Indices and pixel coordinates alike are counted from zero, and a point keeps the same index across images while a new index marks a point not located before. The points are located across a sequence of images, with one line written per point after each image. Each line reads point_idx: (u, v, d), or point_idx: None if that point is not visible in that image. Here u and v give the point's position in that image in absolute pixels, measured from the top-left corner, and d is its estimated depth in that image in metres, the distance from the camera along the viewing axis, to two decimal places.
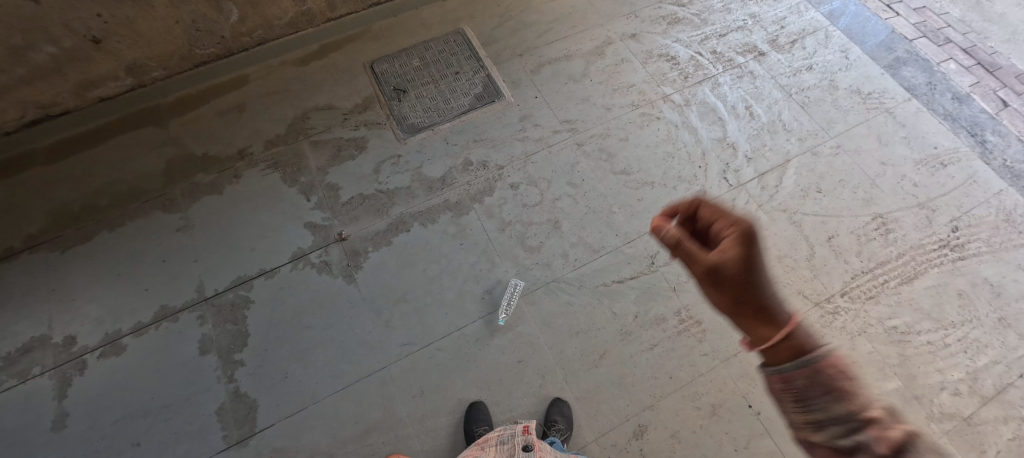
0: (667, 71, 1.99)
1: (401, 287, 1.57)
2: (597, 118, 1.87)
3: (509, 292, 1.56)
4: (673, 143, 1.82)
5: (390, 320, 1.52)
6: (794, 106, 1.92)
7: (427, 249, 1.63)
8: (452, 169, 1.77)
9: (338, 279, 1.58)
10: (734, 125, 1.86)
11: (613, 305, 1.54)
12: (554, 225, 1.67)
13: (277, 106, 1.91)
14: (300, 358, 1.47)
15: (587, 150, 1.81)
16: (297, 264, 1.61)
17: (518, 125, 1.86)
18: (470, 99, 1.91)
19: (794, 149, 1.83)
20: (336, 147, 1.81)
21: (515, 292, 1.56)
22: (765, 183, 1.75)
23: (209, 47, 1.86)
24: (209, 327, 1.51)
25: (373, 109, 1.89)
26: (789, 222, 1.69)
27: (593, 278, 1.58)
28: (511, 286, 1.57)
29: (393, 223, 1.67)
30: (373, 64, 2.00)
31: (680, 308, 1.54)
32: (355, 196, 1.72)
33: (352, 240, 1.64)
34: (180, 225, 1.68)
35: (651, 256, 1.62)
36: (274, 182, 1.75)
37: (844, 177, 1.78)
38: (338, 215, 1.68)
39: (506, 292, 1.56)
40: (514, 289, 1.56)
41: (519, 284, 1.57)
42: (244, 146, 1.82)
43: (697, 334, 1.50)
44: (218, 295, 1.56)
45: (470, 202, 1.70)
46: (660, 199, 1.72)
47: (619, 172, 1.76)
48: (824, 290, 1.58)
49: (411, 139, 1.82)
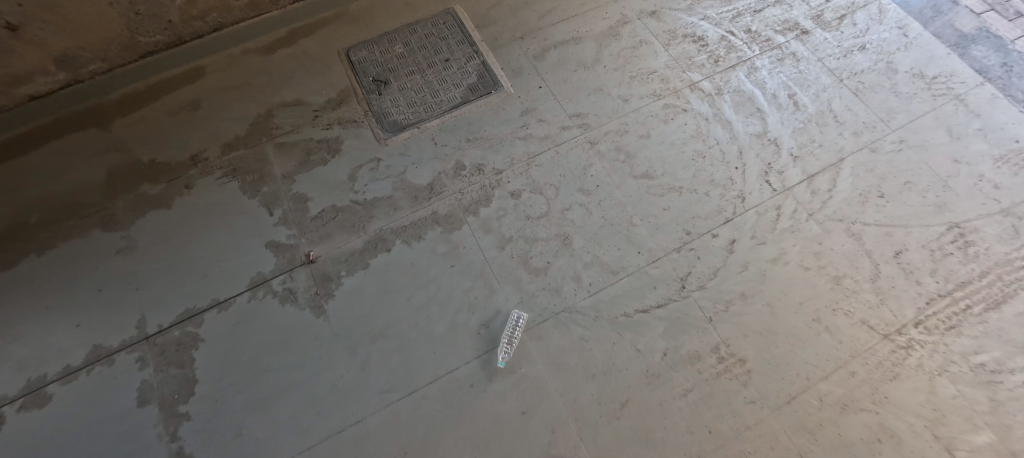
0: (694, 54, 1.69)
1: (380, 320, 1.30)
2: (613, 111, 1.58)
3: (510, 327, 1.28)
4: (704, 140, 1.53)
5: (367, 362, 1.26)
6: (846, 93, 1.63)
7: (412, 273, 1.35)
8: (442, 174, 1.49)
9: (305, 311, 1.31)
10: (776, 117, 1.57)
11: (637, 340, 1.26)
12: (564, 240, 1.39)
13: (238, 101, 1.63)
14: (258, 409, 1.21)
15: (602, 149, 1.52)
16: (255, 293, 1.34)
17: (519, 120, 1.57)
18: (462, 90, 1.62)
19: (848, 144, 1.54)
20: (305, 150, 1.53)
21: (520, 327, 1.28)
22: (815, 186, 1.47)
23: (155, 34, 1.58)
24: (150, 371, 1.26)
25: (349, 104, 1.61)
26: (847, 234, 1.40)
27: (612, 307, 1.30)
28: (514, 319, 1.29)
29: (371, 240, 1.40)
30: (350, 51, 1.71)
31: (719, 343, 1.26)
32: (326, 208, 1.44)
33: (322, 262, 1.37)
34: (121, 246, 1.42)
35: (681, 278, 1.34)
36: (232, 193, 1.48)
37: (909, 178, 1.49)
38: (306, 232, 1.41)
39: (507, 327, 1.28)
40: (517, 323, 1.28)
41: (524, 316, 1.29)
42: (198, 151, 1.55)
43: (741, 377, 1.23)
44: (162, 332, 1.31)
45: (463, 215, 1.43)
46: (691, 207, 1.43)
47: (640, 175, 1.48)
48: (893, 319, 1.30)
49: (393, 140, 1.54)
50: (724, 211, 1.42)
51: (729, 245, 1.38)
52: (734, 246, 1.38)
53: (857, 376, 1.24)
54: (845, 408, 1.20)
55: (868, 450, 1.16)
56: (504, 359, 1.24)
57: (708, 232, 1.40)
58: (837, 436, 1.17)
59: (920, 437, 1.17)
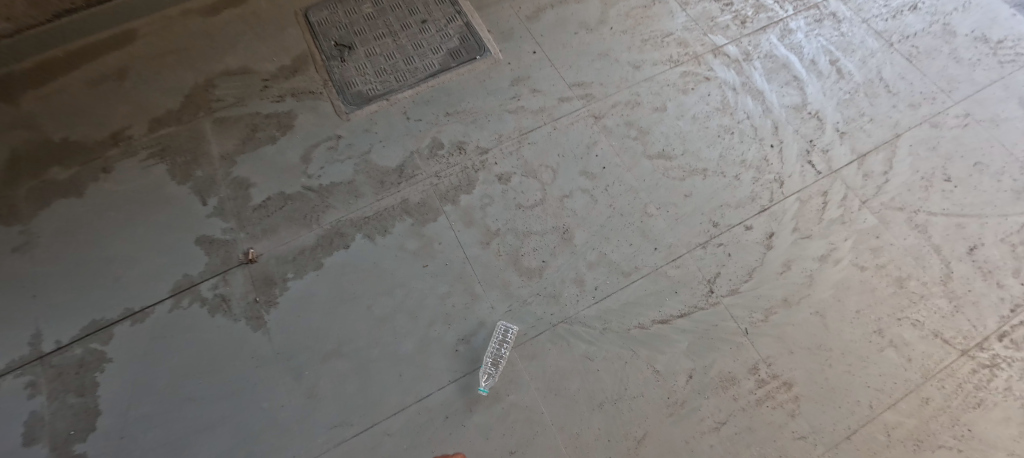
0: (717, 14, 1.43)
1: (333, 334, 1.03)
2: (621, 80, 1.32)
3: (495, 343, 1.01)
4: (731, 114, 1.27)
5: (315, 389, 0.99)
6: (898, 59, 1.37)
7: (375, 275, 1.09)
8: (414, 154, 1.23)
9: (240, 323, 1.05)
10: (817, 87, 1.31)
11: (656, 359, 1.00)
12: (563, 235, 1.13)
13: (173, 70, 1.36)
14: (174, 450, 0.95)
15: (609, 124, 1.26)
16: (179, 301, 1.08)
17: (509, 90, 1.31)
18: (441, 56, 1.35)
19: (904, 119, 1.28)
20: (250, 126, 1.27)
21: (508, 343, 1.02)
22: (868, 168, 1.21)
23: None
24: (42, 400, 0.99)
25: (305, 72, 1.34)
26: (909, 225, 1.15)
27: (624, 317, 1.04)
28: (501, 334, 1.03)
29: (326, 235, 1.13)
30: (309, 12, 1.44)
31: (758, 362, 1.00)
32: (271, 196, 1.18)
33: (264, 262, 1.11)
34: (18, 243, 1.15)
35: (709, 281, 1.08)
36: (158, 178, 1.22)
37: (979, 158, 1.23)
38: (246, 225, 1.15)
39: (492, 343, 1.02)
40: (505, 338, 1.02)
41: (513, 329, 1.03)
42: (121, 128, 1.28)
43: (787, 406, 0.97)
44: (60, 351, 1.04)
45: (439, 203, 1.16)
46: (718, 194, 1.17)
47: (655, 155, 1.22)
48: (972, 331, 1.05)
49: (357, 114, 1.28)
50: (759, 198, 1.16)
51: (766, 240, 1.12)
52: (773, 240, 1.12)
53: (932, 403, 0.98)
54: (919, 445, 0.95)
55: None
56: (487, 384, 0.98)
57: (740, 224, 1.14)
58: None
59: None
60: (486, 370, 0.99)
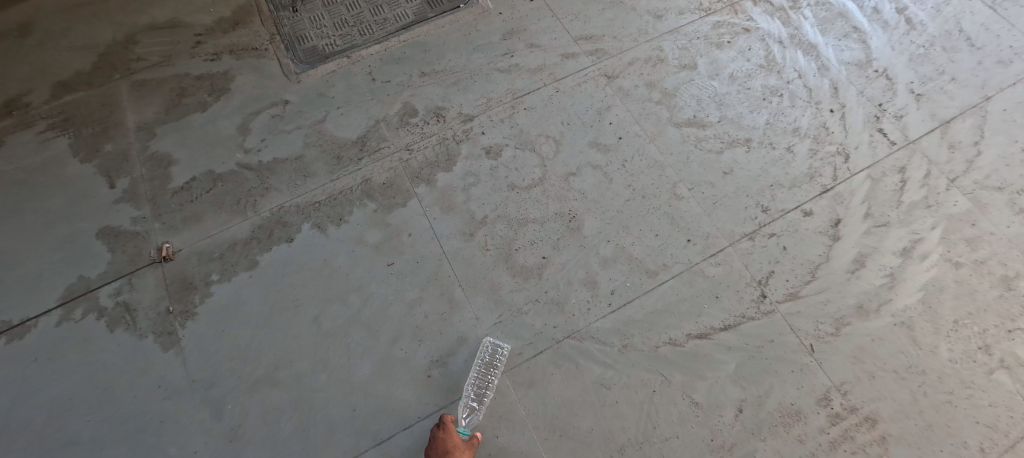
0: None
1: (267, 356, 0.79)
2: (639, 32, 1.06)
3: (480, 367, 0.76)
4: (778, 72, 1.02)
5: (239, 430, 0.74)
6: (980, 7, 1.11)
7: (324, 276, 0.84)
8: (381, 124, 0.97)
9: (147, 341, 0.80)
10: (883, 40, 1.06)
11: (694, 388, 0.76)
12: (570, 223, 0.88)
13: (87, 24, 1.11)
14: None
15: (625, 86, 1.01)
16: (70, 312, 0.83)
17: (501, 45, 1.05)
18: (417, 4, 1.09)
19: (993, 78, 1.03)
20: (177, 91, 1.02)
21: (497, 366, 0.77)
22: (954, 138, 0.96)
23: None
24: None
25: (248, 25, 1.08)
26: (1013, 210, 0.89)
27: (650, 330, 0.80)
28: (487, 354, 0.77)
29: (264, 225, 0.88)
30: None
31: (830, 391, 0.76)
32: (198, 177, 0.93)
33: (183, 260, 0.86)
34: None
35: (760, 282, 0.83)
36: (57, 155, 0.96)
37: None
38: (164, 213, 0.90)
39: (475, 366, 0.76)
40: (494, 361, 0.77)
41: (503, 347, 0.78)
42: (17, 94, 1.03)
43: (872, 451, 0.72)
44: None
45: (411, 184, 0.91)
46: (767, 171, 0.92)
47: (685, 123, 0.97)
48: None
49: (310, 74, 1.02)
50: (819, 175, 0.91)
51: (831, 229, 0.87)
52: (840, 230, 0.87)
53: None
54: None
55: None
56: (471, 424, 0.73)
57: (796, 208, 0.89)
58: None
59: None
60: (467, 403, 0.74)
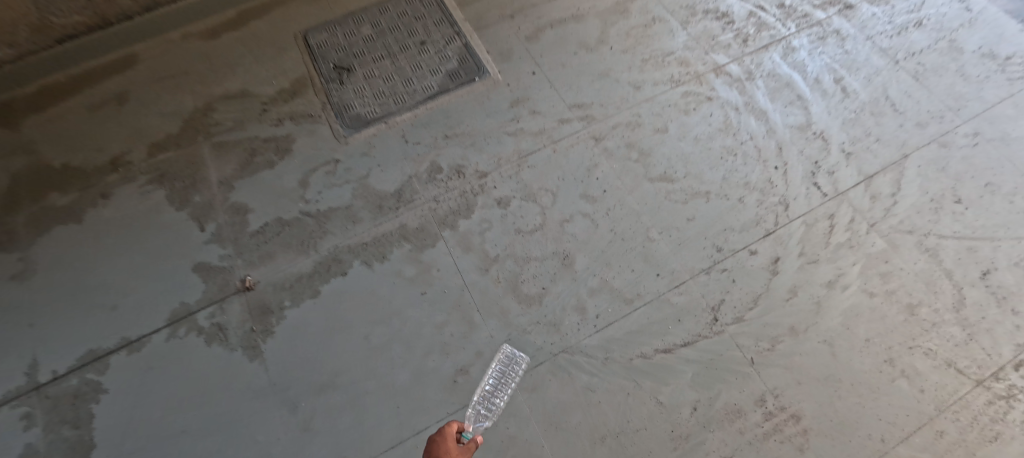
0: (719, 32, 1.41)
1: (329, 366, 1.02)
2: (621, 100, 1.31)
3: (499, 369, 1.00)
4: (734, 135, 1.25)
5: (310, 422, 0.97)
6: (904, 77, 1.34)
7: (371, 303, 1.08)
8: (413, 179, 1.21)
9: (236, 354, 1.03)
10: (821, 106, 1.29)
11: (660, 391, 0.98)
12: (564, 260, 1.11)
13: (173, 94, 1.36)
14: None
15: (609, 147, 1.24)
16: (176, 330, 1.06)
17: (508, 112, 1.30)
18: (440, 78, 1.35)
19: (912, 138, 1.25)
20: (249, 151, 1.26)
21: (514, 369, 1.00)
22: (876, 190, 1.18)
23: (72, 15, 1.32)
24: (37, 433, 0.99)
25: (304, 95, 1.34)
26: (920, 249, 1.12)
27: (626, 347, 1.02)
28: (506, 359, 1.01)
29: (323, 261, 1.12)
30: (308, 34, 1.44)
31: (765, 395, 0.98)
32: (269, 222, 1.17)
33: (261, 289, 1.10)
34: (16, 270, 1.15)
35: (713, 308, 1.05)
36: (156, 204, 1.21)
37: (991, 179, 1.20)
38: (243, 251, 1.14)
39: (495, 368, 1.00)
40: (510, 365, 1.00)
41: (519, 355, 1.01)
42: (120, 153, 1.28)
43: (796, 440, 0.94)
44: (56, 381, 1.03)
45: (438, 229, 1.15)
46: (722, 218, 1.15)
47: (657, 178, 1.20)
48: (987, 360, 1.02)
49: (355, 137, 1.27)
50: (763, 221, 1.14)
51: (772, 265, 1.10)
52: (779, 265, 1.09)
53: (948, 437, 0.95)
54: None
55: None
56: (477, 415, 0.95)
57: (745, 249, 1.11)
58: None
59: None
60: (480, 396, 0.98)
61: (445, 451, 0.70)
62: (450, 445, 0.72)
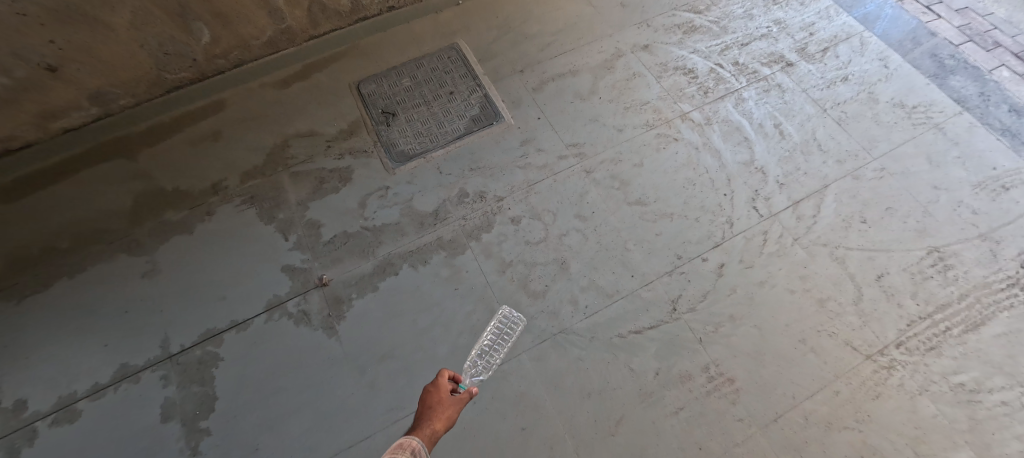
0: (685, 85, 1.79)
1: (387, 341, 1.38)
2: (607, 140, 1.68)
3: (502, 322, 1.39)
4: (694, 169, 1.62)
5: (375, 381, 1.33)
6: (830, 122, 1.70)
7: (417, 295, 1.43)
8: (446, 201, 1.58)
9: (318, 333, 1.40)
10: (763, 146, 1.66)
11: (631, 361, 1.34)
12: (561, 265, 1.47)
13: (256, 132, 1.74)
14: (272, 427, 1.28)
15: (597, 177, 1.61)
16: (272, 315, 1.43)
17: (519, 149, 1.67)
18: (466, 121, 1.72)
19: (832, 172, 1.61)
20: (319, 179, 1.63)
21: (514, 322, 1.39)
22: (801, 212, 1.54)
23: (180, 71, 1.70)
24: (173, 388, 1.35)
25: (359, 135, 1.71)
26: (832, 258, 1.47)
27: (607, 329, 1.38)
28: (506, 315, 1.40)
29: (380, 264, 1.49)
30: (360, 85, 1.81)
31: (709, 364, 1.33)
32: (337, 234, 1.54)
33: (334, 285, 1.46)
34: (144, 270, 1.51)
35: (673, 301, 1.41)
36: (249, 219, 1.58)
37: (892, 204, 1.56)
38: (319, 256, 1.50)
39: (496, 323, 1.39)
40: (511, 319, 1.39)
41: (517, 313, 1.40)
42: (218, 180, 1.65)
43: (730, 396, 1.30)
44: (184, 352, 1.39)
45: (466, 240, 1.51)
46: (682, 233, 1.51)
47: (634, 202, 1.56)
48: (876, 340, 1.37)
49: (401, 169, 1.64)
50: (714, 236, 1.50)
51: (719, 269, 1.46)
52: (724, 269, 1.46)
53: (841, 394, 1.30)
54: (830, 426, 1.26)
55: None
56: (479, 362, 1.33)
57: (698, 257, 1.47)
58: (823, 454, 1.23)
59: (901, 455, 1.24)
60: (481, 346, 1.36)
61: (437, 401, 0.92)
62: (441, 396, 0.94)
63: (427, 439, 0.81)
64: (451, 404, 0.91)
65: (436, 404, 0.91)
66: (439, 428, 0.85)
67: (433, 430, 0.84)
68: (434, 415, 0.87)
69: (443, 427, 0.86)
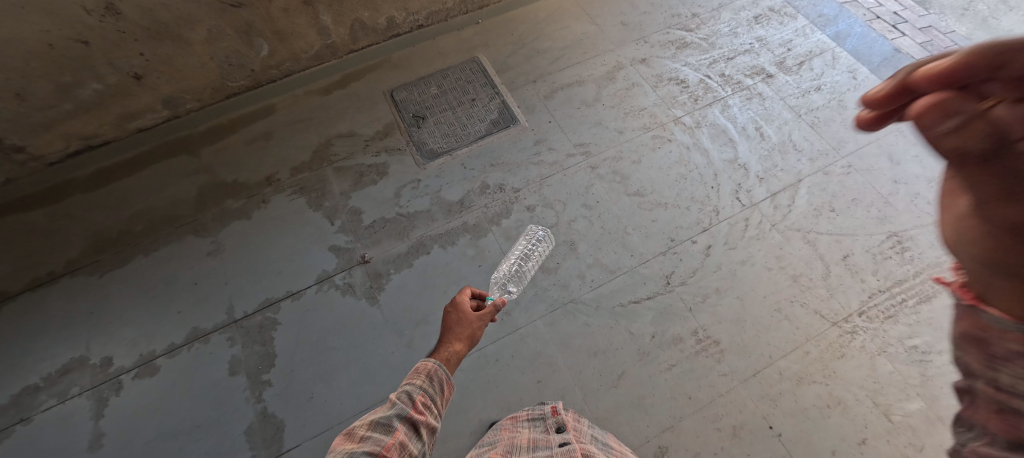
0: (677, 94, 2.04)
1: (422, 308, 1.61)
2: (610, 141, 1.92)
3: (529, 241, 1.71)
4: (685, 165, 1.86)
5: (412, 342, 1.56)
6: (804, 126, 1.95)
7: (447, 271, 1.67)
8: (470, 192, 1.82)
9: (362, 301, 1.63)
10: (746, 146, 1.90)
11: (631, 325, 1.56)
12: (570, 246, 1.70)
13: (303, 133, 1.99)
14: (325, 379, 1.51)
15: (601, 172, 1.85)
16: (322, 287, 1.66)
17: (533, 148, 1.92)
18: (486, 124, 1.97)
19: (805, 168, 1.85)
20: (359, 173, 1.88)
21: (539, 240, 1.71)
22: (778, 202, 1.78)
23: (239, 80, 1.97)
24: (239, 348, 1.57)
25: (394, 135, 1.96)
26: (804, 241, 1.70)
27: (610, 299, 1.61)
28: (533, 234, 1.73)
29: (414, 245, 1.72)
30: (393, 92, 2.07)
31: (697, 328, 1.56)
32: (376, 220, 1.78)
33: (374, 262, 1.69)
34: (210, 249, 1.75)
35: (667, 276, 1.64)
36: (300, 207, 1.82)
37: (858, 196, 1.79)
38: (361, 238, 1.74)
39: (524, 242, 1.71)
40: (536, 238, 1.72)
41: (542, 233, 1.73)
42: (271, 173, 1.90)
43: (715, 355, 1.52)
44: (247, 317, 1.62)
45: (488, 225, 1.75)
46: (674, 220, 1.75)
47: (633, 193, 1.80)
48: (841, 310, 1.59)
49: (431, 164, 1.88)
50: (702, 222, 1.74)
51: (706, 250, 1.69)
52: (710, 250, 1.69)
53: (811, 354, 1.52)
54: (801, 380, 1.48)
55: (819, 414, 1.43)
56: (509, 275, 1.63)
57: (689, 239, 1.71)
58: (794, 402, 1.45)
59: (863, 404, 1.44)
60: (512, 262, 1.67)
61: (455, 323, 0.99)
62: (461, 314, 1.01)
63: (445, 360, 0.90)
64: (470, 324, 0.98)
65: (453, 325, 0.98)
66: (459, 349, 0.93)
67: (452, 351, 0.92)
68: (451, 337, 0.95)
69: (463, 347, 0.95)
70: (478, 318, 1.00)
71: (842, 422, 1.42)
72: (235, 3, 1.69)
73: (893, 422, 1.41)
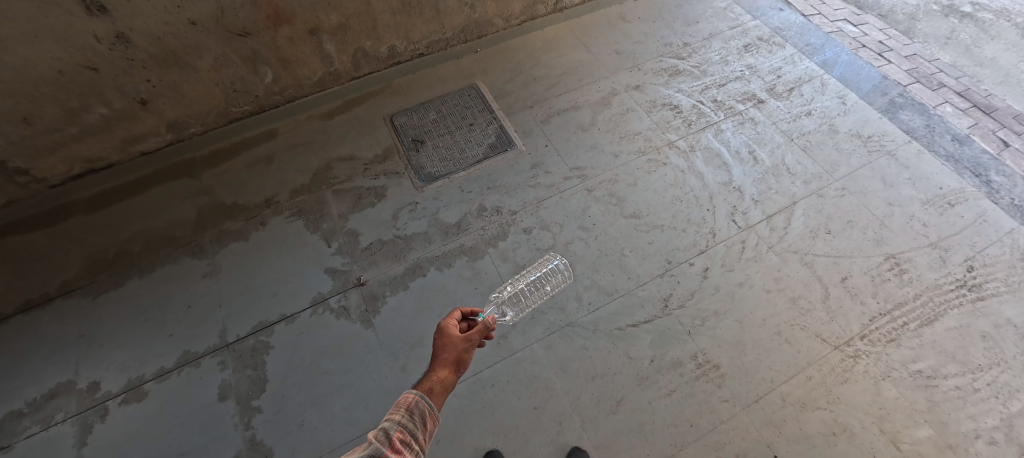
0: (671, 119, 2.08)
1: (418, 332, 1.59)
2: (606, 164, 1.95)
3: (541, 271, 1.68)
4: (681, 188, 1.88)
5: (406, 366, 1.53)
6: (797, 150, 1.98)
7: (443, 293, 1.65)
8: (468, 214, 1.83)
9: (357, 324, 1.61)
10: (740, 170, 1.92)
11: (630, 349, 1.54)
12: (567, 268, 1.70)
13: (303, 156, 2.01)
14: (316, 404, 1.48)
15: (597, 195, 1.87)
16: (317, 310, 1.64)
17: (530, 172, 1.94)
18: (484, 148, 2.00)
19: (800, 191, 1.87)
20: (357, 195, 1.89)
21: (552, 273, 1.68)
22: (774, 224, 1.79)
23: (243, 105, 2.01)
24: (230, 372, 1.54)
25: (393, 159, 1.98)
26: (801, 263, 1.70)
27: (608, 322, 1.59)
28: (546, 265, 1.70)
29: (411, 267, 1.72)
30: (393, 117, 2.11)
31: (697, 352, 1.53)
32: (374, 242, 1.78)
33: (370, 284, 1.68)
34: (206, 271, 1.74)
35: (665, 298, 1.63)
36: (298, 229, 1.82)
37: (853, 218, 1.80)
38: (358, 260, 1.74)
39: (537, 271, 1.68)
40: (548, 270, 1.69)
41: (556, 266, 1.70)
42: (270, 195, 1.91)
43: (716, 380, 1.49)
44: (239, 340, 1.60)
45: (485, 247, 1.75)
46: (671, 241, 1.75)
47: (629, 216, 1.81)
48: (842, 333, 1.57)
49: (428, 187, 1.90)
50: (699, 244, 1.74)
51: (703, 272, 1.68)
52: (708, 272, 1.68)
53: (813, 379, 1.49)
54: (804, 405, 1.44)
55: (824, 441, 1.39)
56: (512, 298, 1.61)
57: (686, 261, 1.71)
58: (798, 429, 1.41)
59: (869, 431, 1.40)
60: (518, 287, 1.64)
61: (440, 348, 0.90)
62: (447, 338, 0.92)
63: (427, 391, 0.82)
64: (457, 347, 0.90)
65: (438, 351, 0.90)
66: (444, 376, 0.85)
67: (436, 380, 0.84)
68: (436, 364, 0.87)
69: (448, 373, 0.86)
70: (465, 339, 0.92)
71: (848, 450, 1.37)
72: (242, 32, 1.75)
73: (901, 451, 1.37)
